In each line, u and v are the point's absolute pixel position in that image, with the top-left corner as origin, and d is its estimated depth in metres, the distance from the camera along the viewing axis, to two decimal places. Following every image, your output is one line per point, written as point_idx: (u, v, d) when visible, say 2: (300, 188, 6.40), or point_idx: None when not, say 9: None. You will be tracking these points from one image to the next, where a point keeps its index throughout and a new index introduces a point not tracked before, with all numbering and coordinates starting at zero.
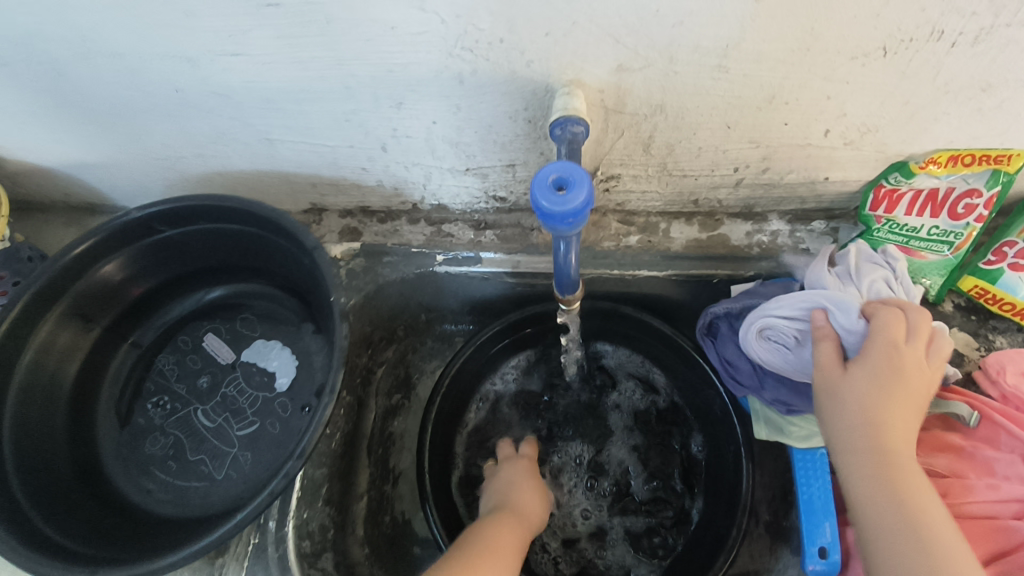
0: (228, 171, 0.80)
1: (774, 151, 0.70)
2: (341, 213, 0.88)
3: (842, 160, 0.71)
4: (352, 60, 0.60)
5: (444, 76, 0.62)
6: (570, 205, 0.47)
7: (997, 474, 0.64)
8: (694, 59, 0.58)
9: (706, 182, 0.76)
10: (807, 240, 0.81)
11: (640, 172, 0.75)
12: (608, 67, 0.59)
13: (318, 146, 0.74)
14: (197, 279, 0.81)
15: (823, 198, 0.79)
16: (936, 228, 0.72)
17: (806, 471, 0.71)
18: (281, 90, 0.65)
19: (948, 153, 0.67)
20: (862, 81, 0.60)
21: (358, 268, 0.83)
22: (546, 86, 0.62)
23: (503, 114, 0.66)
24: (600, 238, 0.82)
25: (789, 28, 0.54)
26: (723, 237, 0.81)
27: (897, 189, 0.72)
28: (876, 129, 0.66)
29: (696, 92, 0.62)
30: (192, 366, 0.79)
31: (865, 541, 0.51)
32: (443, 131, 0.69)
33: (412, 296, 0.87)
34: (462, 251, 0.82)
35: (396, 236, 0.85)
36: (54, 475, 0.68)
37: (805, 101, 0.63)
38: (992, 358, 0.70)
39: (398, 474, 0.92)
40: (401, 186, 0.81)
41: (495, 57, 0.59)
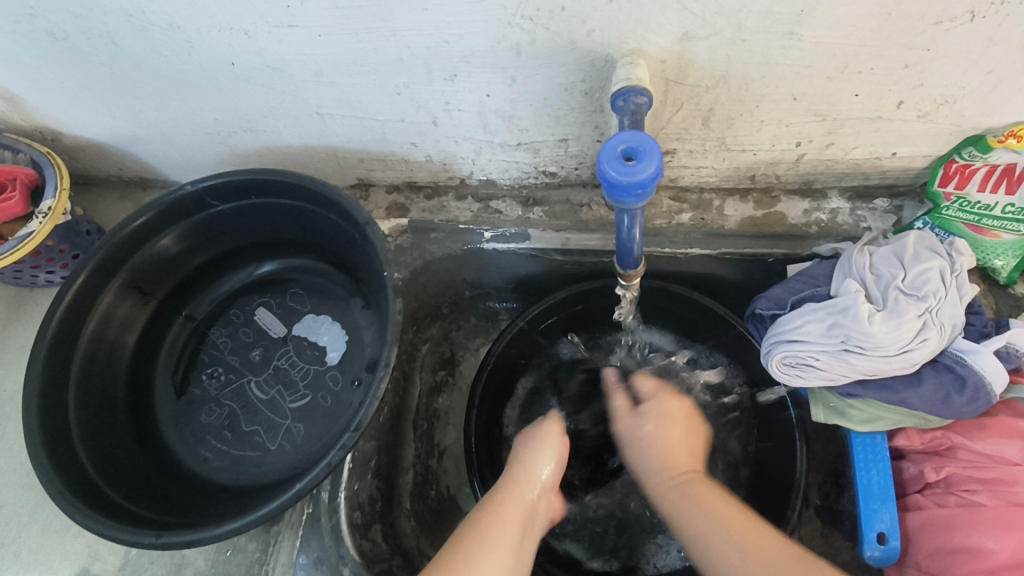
0: (278, 146, 0.80)
1: (840, 125, 0.67)
2: (387, 189, 0.88)
3: (913, 134, 0.68)
4: (407, 31, 0.59)
5: (501, 48, 0.60)
6: (638, 176, 0.46)
7: None
8: (764, 27, 0.55)
9: (765, 157, 0.74)
10: (868, 219, 0.78)
11: (697, 146, 0.72)
12: (672, 37, 0.57)
13: (368, 120, 0.73)
14: (247, 254, 0.82)
15: (888, 174, 0.75)
16: (1012, 205, 0.68)
17: (864, 454, 0.69)
18: (334, 63, 0.64)
19: None
20: (944, 49, 0.56)
21: (406, 244, 0.83)
22: (606, 57, 0.60)
23: (559, 87, 0.65)
24: (651, 215, 0.80)
25: None
26: (780, 216, 0.78)
27: (970, 164, 0.68)
28: (953, 101, 0.63)
29: (762, 61, 0.59)
30: (244, 339, 0.80)
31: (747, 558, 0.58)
32: (496, 104, 0.68)
33: (458, 273, 0.87)
34: (510, 227, 0.81)
35: (443, 213, 0.84)
36: (117, 443, 0.70)
37: (880, 70, 0.60)
38: None
39: (443, 450, 0.92)
40: (449, 162, 0.80)
41: (555, 26, 0.57)
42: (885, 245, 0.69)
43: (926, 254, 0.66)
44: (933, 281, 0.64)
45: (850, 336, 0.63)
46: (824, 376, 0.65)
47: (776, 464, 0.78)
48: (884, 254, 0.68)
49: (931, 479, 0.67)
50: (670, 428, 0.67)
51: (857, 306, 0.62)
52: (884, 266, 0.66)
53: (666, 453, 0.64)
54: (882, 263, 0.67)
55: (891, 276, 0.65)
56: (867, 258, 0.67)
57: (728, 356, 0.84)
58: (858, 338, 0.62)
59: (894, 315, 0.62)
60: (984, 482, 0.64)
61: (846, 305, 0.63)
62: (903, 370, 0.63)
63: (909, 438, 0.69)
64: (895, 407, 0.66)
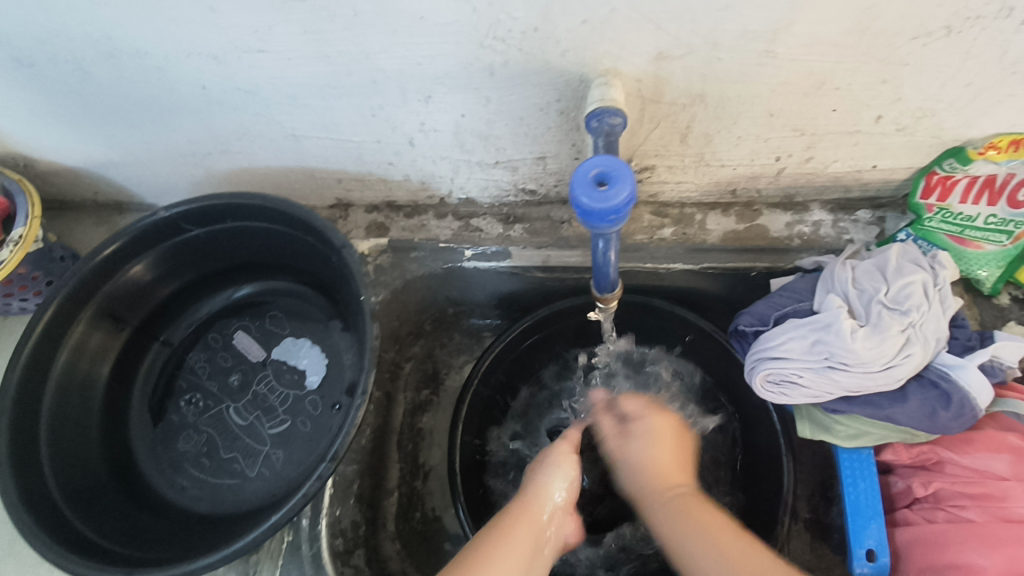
0: (253, 168, 0.79)
1: (820, 139, 0.67)
2: (366, 209, 0.87)
3: (892, 147, 0.67)
4: (379, 54, 0.58)
5: (475, 69, 0.59)
6: (612, 202, 0.45)
7: None
8: (739, 45, 0.55)
9: (746, 171, 0.73)
10: (851, 231, 0.77)
11: (676, 162, 0.72)
12: (647, 56, 0.56)
13: (343, 141, 0.72)
14: (224, 277, 0.81)
15: (869, 186, 0.75)
16: (993, 216, 0.68)
17: (851, 469, 0.68)
18: (306, 86, 0.63)
19: (1009, 136, 0.63)
20: (921, 63, 0.56)
21: (385, 264, 0.82)
22: (581, 76, 0.60)
23: (535, 106, 0.64)
24: (633, 231, 0.79)
25: (844, 9, 0.50)
26: (762, 229, 0.78)
27: (951, 176, 0.67)
28: (932, 114, 0.62)
29: (738, 78, 0.59)
30: (222, 364, 0.78)
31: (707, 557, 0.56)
32: (472, 124, 0.67)
33: (440, 291, 0.86)
34: (491, 246, 0.81)
35: (423, 231, 0.83)
36: (91, 474, 0.69)
37: (857, 85, 0.59)
38: None
39: (428, 470, 0.90)
40: (428, 181, 0.79)
41: (528, 47, 0.56)
42: (867, 259, 0.68)
43: (909, 268, 0.65)
44: (916, 295, 0.63)
45: (833, 353, 0.62)
46: (808, 393, 0.65)
47: (763, 480, 0.78)
48: (866, 268, 0.67)
49: (919, 493, 0.66)
50: (661, 446, 0.66)
51: (840, 322, 0.61)
52: (866, 280, 0.66)
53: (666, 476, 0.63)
54: (864, 277, 0.66)
55: (874, 290, 0.64)
56: (849, 273, 0.66)
57: (713, 371, 0.83)
58: (842, 355, 0.61)
59: (877, 330, 0.61)
60: (972, 496, 0.63)
61: (829, 322, 0.63)
62: (888, 385, 0.62)
63: (895, 452, 0.68)
64: (883, 422, 0.64)
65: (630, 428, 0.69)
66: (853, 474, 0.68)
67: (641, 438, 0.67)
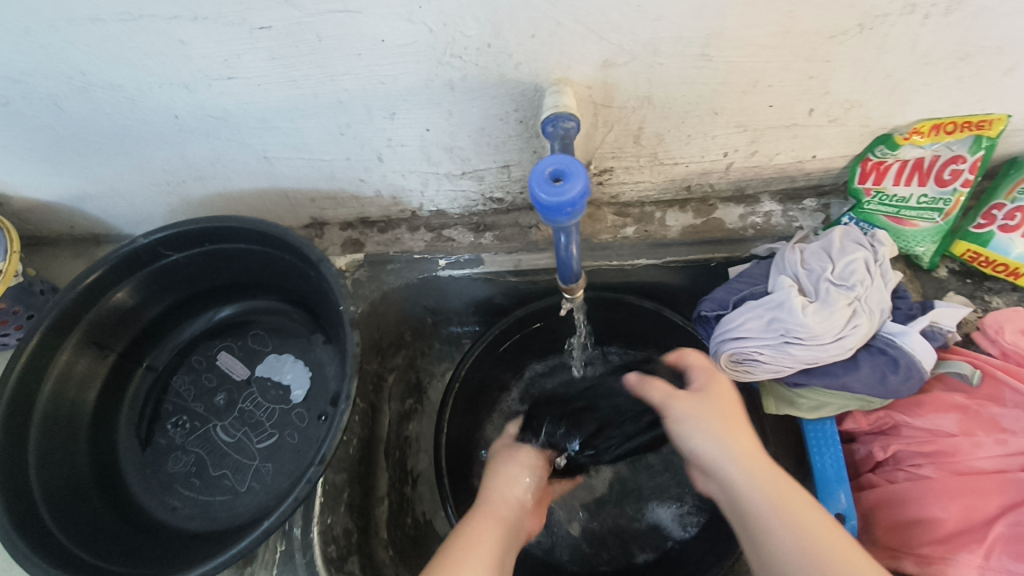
0: (229, 192, 0.82)
1: (761, 134, 0.72)
2: (341, 226, 0.90)
3: (828, 137, 0.73)
4: (344, 75, 0.62)
5: (435, 85, 0.63)
6: (567, 196, 0.48)
7: (1004, 429, 0.66)
8: (677, 50, 0.60)
9: (697, 168, 0.78)
10: (799, 218, 0.82)
11: (632, 163, 0.76)
12: (594, 64, 0.61)
13: (315, 161, 0.76)
14: (205, 299, 0.83)
15: (812, 176, 0.80)
16: (924, 196, 0.74)
17: (817, 439, 0.73)
18: (277, 109, 0.67)
19: (931, 122, 0.69)
20: (841, 59, 0.61)
21: (363, 278, 0.85)
22: (535, 86, 0.64)
23: (495, 117, 0.68)
24: (597, 231, 0.84)
25: (767, 13, 0.55)
26: (718, 222, 0.83)
27: (883, 161, 0.74)
28: (859, 104, 0.68)
29: (680, 81, 0.64)
30: (207, 385, 0.80)
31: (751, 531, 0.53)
32: (437, 137, 0.71)
33: (417, 301, 0.89)
34: (464, 254, 0.85)
35: (398, 244, 0.87)
36: (82, 499, 0.70)
37: (789, 82, 0.64)
38: (991, 317, 0.72)
39: (417, 476, 0.94)
40: (398, 195, 0.83)
41: (483, 61, 0.60)
42: (814, 241, 0.73)
43: (851, 245, 0.70)
44: (860, 270, 0.68)
45: (788, 329, 0.66)
46: (769, 369, 0.69)
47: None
48: (814, 250, 0.72)
49: (880, 457, 0.71)
50: (722, 430, 0.59)
51: (791, 299, 0.66)
52: (815, 260, 0.70)
53: (725, 429, 0.59)
54: (812, 258, 0.71)
55: (821, 269, 0.69)
56: (798, 254, 0.71)
57: None
58: (795, 330, 0.66)
59: (826, 305, 0.66)
60: (926, 455, 0.68)
61: (781, 299, 0.67)
62: (839, 356, 0.67)
63: (856, 420, 0.73)
64: (840, 392, 0.69)
65: (671, 412, 0.64)
66: (819, 442, 0.72)
67: (694, 410, 0.61)
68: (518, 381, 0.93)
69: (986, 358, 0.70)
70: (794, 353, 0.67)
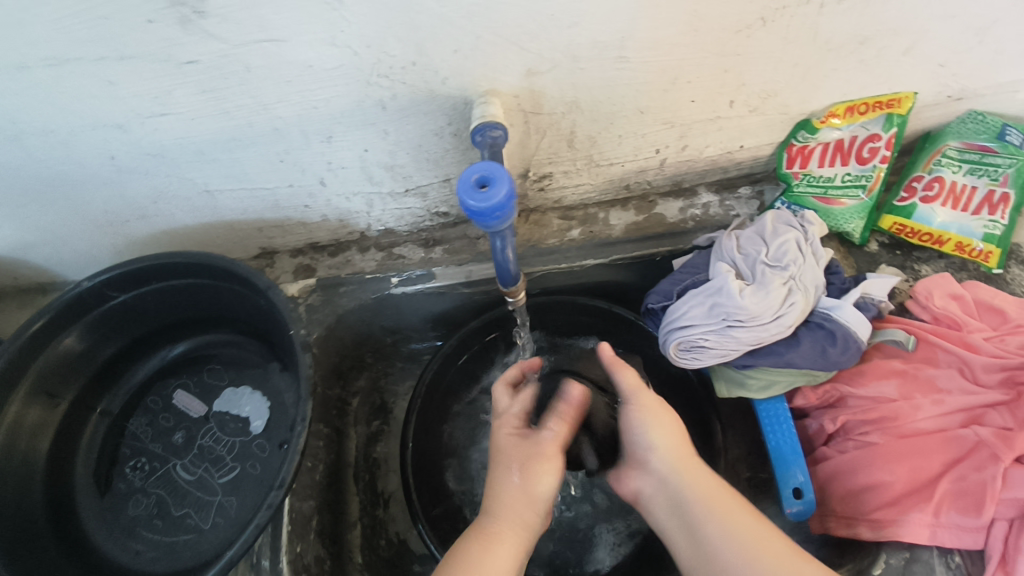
0: (174, 229, 0.82)
1: (689, 128, 0.75)
2: (292, 253, 0.90)
3: (752, 126, 0.76)
4: (275, 103, 0.63)
5: (367, 105, 0.65)
6: (493, 201, 0.50)
7: (940, 389, 0.69)
8: (595, 54, 0.62)
9: (632, 166, 0.80)
10: (736, 207, 0.85)
11: (569, 167, 0.78)
12: (519, 73, 0.63)
13: (257, 190, 0.76)
14: (157, 339, 0.82)
15: (744, 165, 0.84)
16: (847, 174, 0.78)
17: (770, 419, 0.75)
18: (212, 141, 0.67)
19: (844, 105, 0.73)
20: (751, 52, 0.64)
21: (316, 302, 0.85)
22: (464, 99, 0.65)
23: (429, 133, 0.69)
24: (543, 236, 0.85)
25: (674, 12, 0.58)
26: (659, 217, 0.85)
27: (806, 145, 0.77)
28: (776, 93, 0.71)
29: (604, 84, 0.66)
30: (165, 424, 0.79)
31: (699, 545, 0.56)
32: (376, 157, 0.72)
33: (374, 321, 0.90)
34: (415, 270, 0.85)
35: (349, 266, 0.87)
36: (40, 552, 0.68)
37: (706, 77, 0.67)
38: (920, 285, 0.76)
39: (388, 497, 0.92)
40: (346, 217, 0.83)
41: (411, 79, 0.62)
42: (749, 227, 0.76)
43: (783, 228, 0.73)
44: (792, 250, 0.70)
45: (729, 313, 0.69)
46: (716, 354, 0.71)
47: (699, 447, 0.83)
48: (749, 235, 0.74)
49: (830, 429, 0.74)
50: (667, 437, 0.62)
51: (729, 284, 0.68)
52: (750, 245, 0.73)
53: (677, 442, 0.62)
54: (748, 243, 0.73)
55: (756, 252, 0.71)
56: (734, 241, 0.74)
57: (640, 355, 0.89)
58: (735, 313, 0.68)
59: (762, 287, 0.68)
60: (871, 422, 0.70)
61: (720, 284, 0.69)
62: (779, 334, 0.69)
63: (805, 396, 0.75)
64: (786, 369, 0.71)
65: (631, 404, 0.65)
66: (773, 420, 0.75)
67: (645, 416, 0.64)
68: (482, 391, 0.94)
69: (919, 323, 0.73)
70: (738, 336, 0.69)
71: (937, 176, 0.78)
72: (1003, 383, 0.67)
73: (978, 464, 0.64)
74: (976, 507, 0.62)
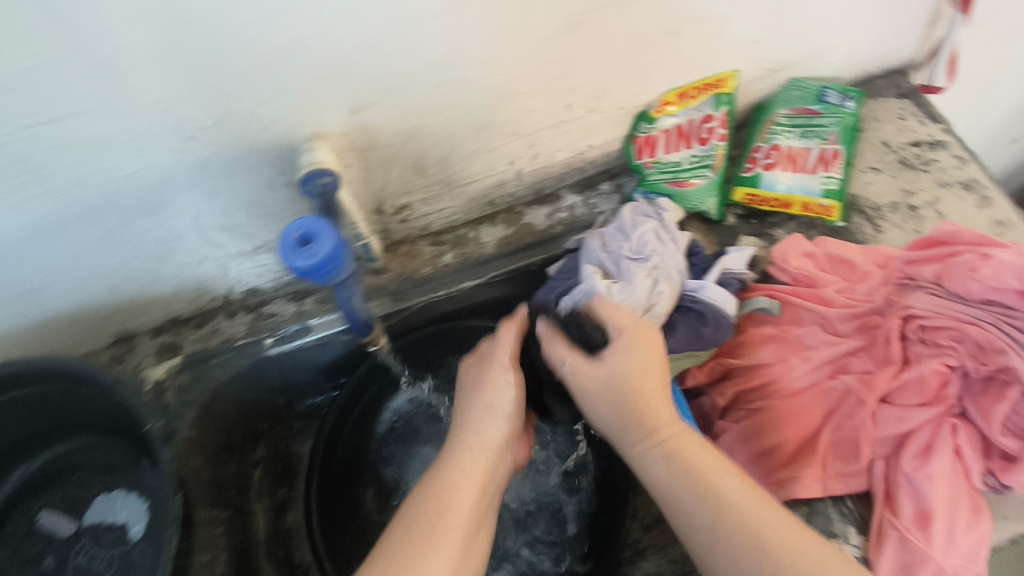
0: (4, 332, 0.73)
1: (534, 137, 0.75)
2: (152, 333, 0.83)
3: (596, 125, 0.77)
4: (77, 184, 0.57)
5: (184, 169, 0.60)
6: (317, 257, 0.47)
7: (808, 346, 0.72)
8: (415, 82, 0.60)
9: (490, 183, 0.80)
10: (600, 203, 0.86)
11: (426, 194, 0.77)
12: (341, 112, 0.60)
13: (89, 275, 0.69)
14: (8, 457, 0.72)
15: (599, 162, 0.85)
16: (692, 156, 0.80)
17: (666, 406, 0.77)
18: (16, 235, 0.60)
19: (674, 92, 0.76)
20: (572, 57, 0.65)
21: (186, 383, 0.79)
22: (290, 146, 0.61)
23: (264, 185, 0.65)
24: (417, 266, 0.83)
25: (483, 30, 0.57)
26: (528, 226, 0.85)
27: (651, 135, 0.79)
28: (609, 91, 0.72)
29: (435, 109, 0.64)
30: (30, 552, 0.71)
31: (666, 499, 0.55)
32: (212, 219, 0.67)
33: (257, 386, 0.84)
34: (288, 326, 0.81)
35: (217, 335, 0.82)
36: None
37: (536, 88, 0.67)
38: (777, 249, 0.79)
39: (307, 568, 0.86)
40: (201, 285, 0.78)
41: (225, 135, 0.58)
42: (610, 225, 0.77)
43: (641, 221, 0.74)
44: (651, 241, 0.72)
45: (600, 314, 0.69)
46: None
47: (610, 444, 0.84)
48: (611, 233, 0.75)
49: (722, 404, 0.75)
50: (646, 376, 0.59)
51: (596, 285, 0.69)
52: (611, 243, 0.74)
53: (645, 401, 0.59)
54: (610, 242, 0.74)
55: (618, 249, 0.72)
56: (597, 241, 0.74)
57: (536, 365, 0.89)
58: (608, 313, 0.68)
59: (628, 283, 0.69)
60: (754, 390, 0.73)
61: (588, 287, 0.69)
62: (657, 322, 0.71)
63: (695, 377, 0.77)
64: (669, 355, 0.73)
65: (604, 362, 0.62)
66: (669, 406, 0.76)
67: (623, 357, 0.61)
68: (389, 435, 0.90)
69: (780, 287, 0.77)
70: None
71: (774, 144, 0.83)
72: (858, 330, 0.71)
73: (849, 412, 0.67)
74: (854, 453, 0.66)
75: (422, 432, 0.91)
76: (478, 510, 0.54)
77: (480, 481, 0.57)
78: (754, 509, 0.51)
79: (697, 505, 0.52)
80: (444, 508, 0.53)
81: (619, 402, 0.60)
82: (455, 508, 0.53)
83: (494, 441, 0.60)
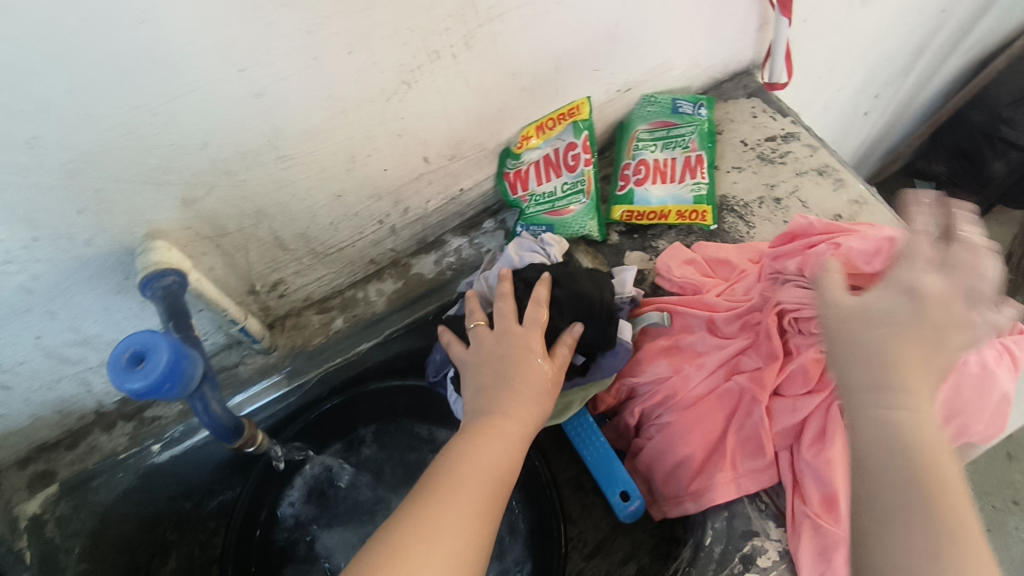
0: None
1: (399, 191, 0.73)
2: (18, 464, 0.74)
3: (460, 170, 0.77)
4: None
5: (6, 295, 0.55)
6: (154, 375, 0.44)
7: (701, 353, 0.74)
8: (251, 163, 0.59)
9: (365, 243, 0.78)
10: (485, 242, 0.86)
11: (297, 266, 0.74)
12: (173, 207, 0.57)
13: None
14: None
15: (476, 203, 0.84)
16: (564, 184, 0.81)
17: (582, 434, 0.76)
18: None
19: (532, 126, 0.77)
20: (413, 111, 0.65)
21: (66, 512, 0.72)
22: (126, 250, 0.58)
23: (108, 293, 0.61)
24: (307, 338, 0.79)
25: (309, 101, 0.57)
26: (417, 277, 0.83)
27: (520, 169, 0.80)
28: (462, 138, 0.73)
29: (281, 184, 0.63)
30: None
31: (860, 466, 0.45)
32: (57, 339, 0.63)
33: (152, 498, 0.77)
34: (175, 428, 0.76)
35: (94, 453, 0.74)
36: None
37: (383, 146, 0.66)
38: (660, 261, 0.80)
39: None
40: (64, 406, 0.72)
41: (47, 253, 0.54)
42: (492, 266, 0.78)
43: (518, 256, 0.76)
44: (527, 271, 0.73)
45: None
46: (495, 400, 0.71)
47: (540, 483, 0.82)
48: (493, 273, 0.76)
49: (633, 423, 0.76)
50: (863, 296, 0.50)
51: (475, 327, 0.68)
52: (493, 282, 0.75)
53: (879, 329, 0.47)
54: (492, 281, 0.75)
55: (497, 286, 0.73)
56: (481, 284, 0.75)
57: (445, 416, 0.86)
58: None
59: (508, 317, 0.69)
60: (661, 404, 0.74)
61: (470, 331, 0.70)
62: (571, 368, 0.73)
63: (605, 401, 0.77)
64: (574, 387, 0.73)
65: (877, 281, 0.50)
66: (583, 435, 0.76)
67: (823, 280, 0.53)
68: (298, 521, 0.80)
69: (668, 297, 0.79)
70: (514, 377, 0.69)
71: (640, 159, 0.85)
72: (743, 328, 0.73)
73: (746, 410, 0.69)
74: (759, 450, 0.68)
75: (334, 507, 0.81)
76: (494, 502, 0.53)
77: (497, 475, 0.55)
78: (970, 514, 0.42)
79: (901, 498, 0.42)
80: (444, 507, 0.50)
81: (867, 347, 0.47)
82: (465, 492, 0.52)
83: (511, 440, 0.58)
